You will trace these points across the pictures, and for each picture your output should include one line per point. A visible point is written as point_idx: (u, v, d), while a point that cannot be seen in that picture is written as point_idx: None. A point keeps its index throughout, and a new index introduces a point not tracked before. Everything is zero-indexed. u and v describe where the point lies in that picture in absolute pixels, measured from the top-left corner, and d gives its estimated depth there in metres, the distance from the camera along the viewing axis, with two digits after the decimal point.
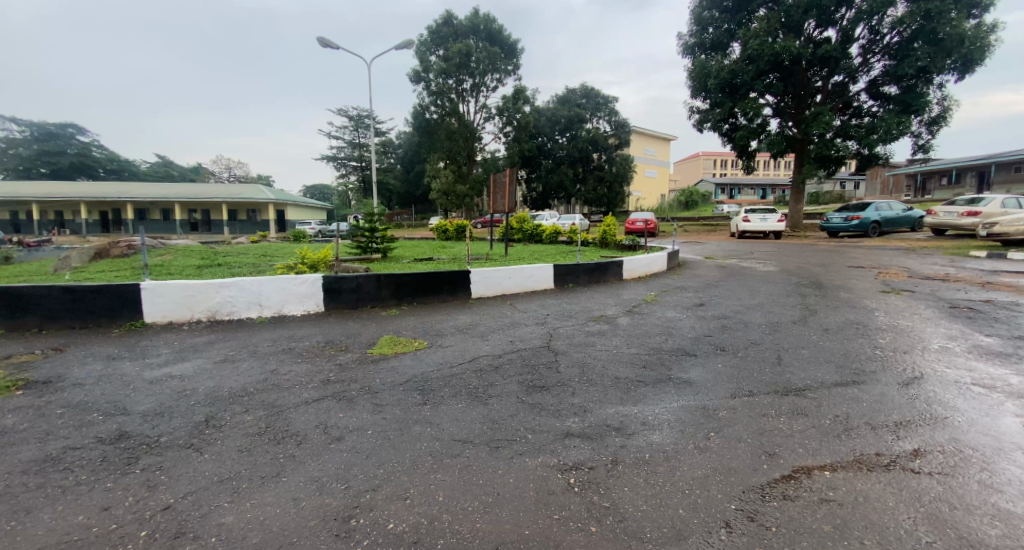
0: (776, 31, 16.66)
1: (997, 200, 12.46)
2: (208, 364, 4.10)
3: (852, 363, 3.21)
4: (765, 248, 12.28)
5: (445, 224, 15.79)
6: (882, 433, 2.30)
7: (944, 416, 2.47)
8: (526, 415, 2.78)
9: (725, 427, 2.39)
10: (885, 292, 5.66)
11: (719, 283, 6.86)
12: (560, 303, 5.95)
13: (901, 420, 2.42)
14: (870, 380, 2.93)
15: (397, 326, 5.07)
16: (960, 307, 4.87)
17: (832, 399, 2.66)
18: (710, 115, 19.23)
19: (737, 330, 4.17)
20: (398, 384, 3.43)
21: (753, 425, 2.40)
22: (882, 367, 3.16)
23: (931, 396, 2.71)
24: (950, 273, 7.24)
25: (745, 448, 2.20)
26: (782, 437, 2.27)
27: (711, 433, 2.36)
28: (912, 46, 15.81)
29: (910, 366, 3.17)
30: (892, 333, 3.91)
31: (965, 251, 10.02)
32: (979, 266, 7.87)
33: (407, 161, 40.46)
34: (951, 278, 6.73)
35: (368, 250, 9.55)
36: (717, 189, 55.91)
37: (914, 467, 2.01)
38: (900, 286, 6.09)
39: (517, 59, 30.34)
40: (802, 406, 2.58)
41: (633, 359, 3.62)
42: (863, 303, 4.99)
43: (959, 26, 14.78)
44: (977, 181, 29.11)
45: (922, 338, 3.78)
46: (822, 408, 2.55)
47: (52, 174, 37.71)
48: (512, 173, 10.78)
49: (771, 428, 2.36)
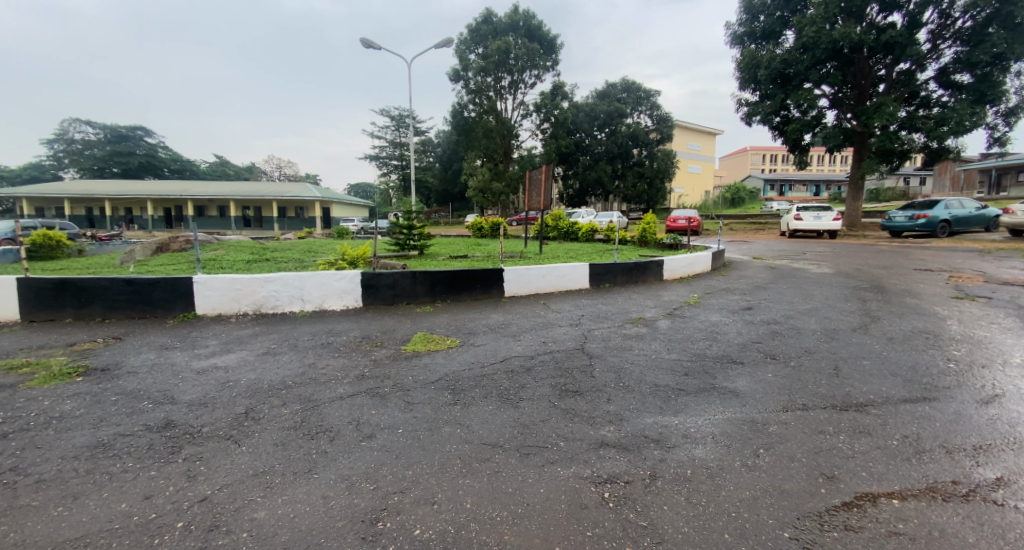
0: (833, 17, 15.70)
1: None
2: (251, 356, 4.23)
3: (921, 378, 2.91)
4: (817, 248, 11.59)
5: (481, 221, 15.82)
6: (958, 457, 2.05)
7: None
8: (560, 421, 2.68)
9: (777, 444, 2.22)
10: (957, 298, 5.17)
11: (766, 285, 6.49)
12: (595, 304, 5.79)
13: (984, 444, 2.15)
14: (943, 398, 2.64)
15: (431, 324, 5.07)
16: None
17: (898, 416, 2.42)
18: (760, 107, 18.36)
19: (787, 338, 3.89)
20: (429, 382, 3.40)
21: (807, 443, 2.22)
22: (956, 383, 2.85)
23: (1014, 416, 2.42)
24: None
25: (800, 468, 2.01)
26: (841, 458, 2.07)
27: (757, 450, 2.19)
28: (986, 31, 14.55)
29: (990, 383, 2.84)
30: (966, 344, 3.55)
31: None
32: None
33: (446, 159, 40.90)
34: None
35: (406, 247, 9.67)
36: (767, 185, 53.24)
37: (1000, 500, 1.77)
38: (975, 292, 5.55)
39: (556, 54, 30.05)
40: (863, 424, 2.36)
41: (673, 365, 3.45)
42: (932, 311, 4.57)
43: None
44: None
45: (1002, 351, 3.41)
46: (886, 427, 2.32)
47: (122, 173, 40.56)
48: (548, 169, 10.60)
49: (829, 447, 2.16)
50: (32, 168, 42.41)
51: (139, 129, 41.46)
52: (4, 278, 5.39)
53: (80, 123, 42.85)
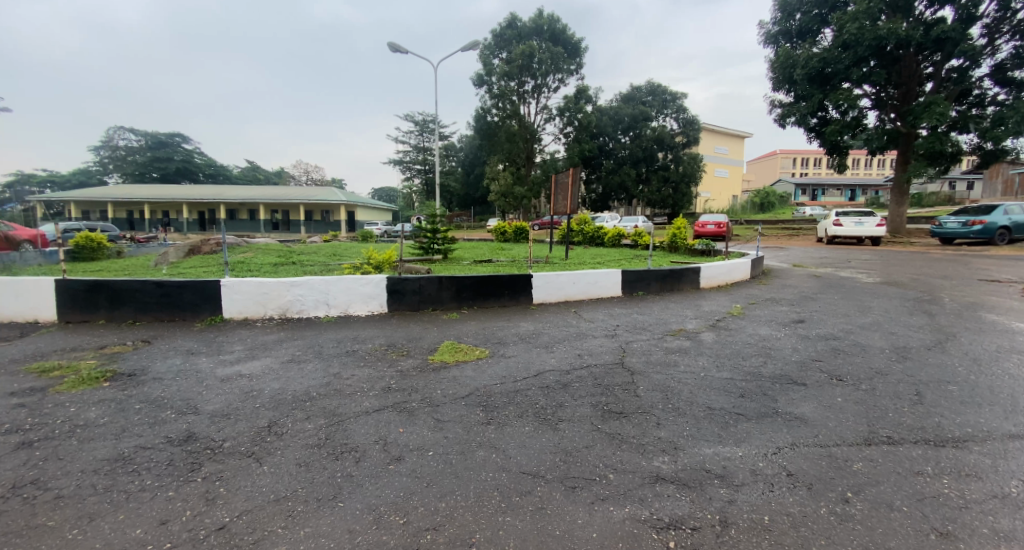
0: (877, 13, 15.01)
1: None
2: (275, 364, 4.07)
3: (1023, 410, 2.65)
4: (860, 256, 10.99)
5: (504, 225, 15.68)
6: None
7: None
8: (606, 448, 2.44)
9: (869, 488, 2.02)
10: None
11: (813, 296, 6.07)
12: (630, 313, 5.49)
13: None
14: None
15: (459, 332, 4.85)
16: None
17: (1011, 455, 2.23)
18: (795, 108, 17.71)
19: (852, 357, 3.59)
20: (460, 398, 3.18)
21: (903, 491, 2.00)
22: None
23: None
24: None
25: (905, 520, 1.82)
26: (954, 509, 1.87)
27: (846, 498, 1.97)
28: None
29: None
30: None
31: None
32: None
33: (469, 163, 40.96)
34: None
35: (430, 251, 9.52)
36: (798, 189, 51.48)
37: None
38: None
39: (581, 58, 29.69)
40: (972, 465, 2.17)
41: (727, 386, 3.16)
42: (1014, 328, 4.15)
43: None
44: None
45: None
46: (994, 479, 2.04)
47: (161, 178, 41.98)
48: (574, 172, 10.31)
49: (936, 494, 1.97)
50: (78, 173, 44.39)
51: (177, 136, 42.94)
52: (42, 280, 5.42)
53: (124, 131, 44.65)
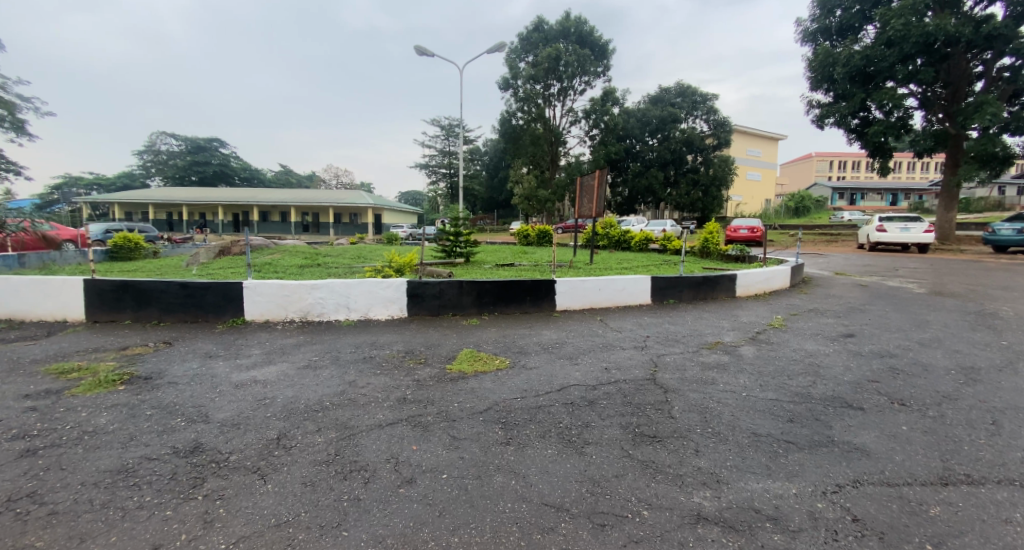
0: (923, 9, 14.20)
1: None
2: (291, 370, 3.90)
3: None
4: (907, 264, 10.36)
5: (527, 229, 15.47)
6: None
7: None
8: (639, 479, 2.21)
9: (950, 542, 1.75)
10: None
11: (860, 307, 5.67)
12: (661, 323, 5.20)
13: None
14: None
15: (479, 339, 4.64)
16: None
17: None
18: (834, 108, 16.93)
19: (913, 379, 3.29)
20: (478, 412, 2.95)
21: (992, 545, 1.73)
22: None
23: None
24: None
25: None
26: None
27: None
28: None
29: None
30: None
31: None
32: None
33: (494, 167, 40.97)
34: None
35: (452, 254, 9.38)
36: (835, 193, 49.50)
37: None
38: None
39: (608, 59, 29.20)
40: None
41: (773, 409, 2.90)
42: None
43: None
44: None
45: None
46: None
47: (199, 182, 43.44)
48: (601, 174, 10.00)
49: None
50: (122, 177, 46.34)
51: (215, 140, 44.36)
52: (73, 280, 5.49)
53: (165, 136, 46.45)
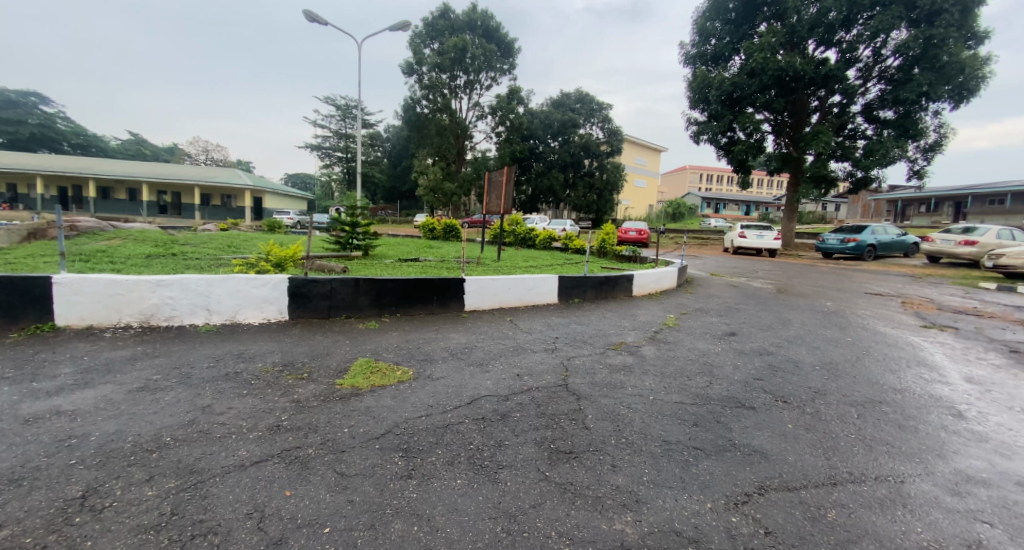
0: (777, 47, 16.28)
1: (992, 231, 12.56)
2: (117, 395, 3.02)
3: (952, 438, 2.70)
4: (764, 266, 11.85)
5: (432, 221, 14.90)
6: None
7: None
8: (559, 507, 2.02)
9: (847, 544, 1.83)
10: (924, 327, 5.37)
11: (737, 306, 6.22)
12: (569, 323, 5.14)
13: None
14: (986, 459, 2.48)
15: (377, 346, 4.14)
16: (1021, 352, 4.47)
17: (958, 491, 2.19)
18: (707, 127, 18.74)
19: (790, 376, 3.57)
20: (373, 439, 2.52)
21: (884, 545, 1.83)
22: (986, 448, 2.61)
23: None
24: (973, 306, 6.91)
25: None
26: None
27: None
28: (911, 71, 15.48)
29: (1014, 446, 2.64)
30: (971, 394, 3.36)
31: (971, 281, 9.89)
32: (996, 300, 7.63)
33: (395, 155, 39.15)
34: (980, 313, 6.40)
35: (348, 246, 8.53)
36: (704, 203, 56.03)
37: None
38: (939, 321, 5.71)
39: (514, 58, 29.29)
40: (938, 506, 2.07)
41: (678, 412, 2.92)
42: (912, 345, 4.54)
43: (958, 54, 14.48)
44: (953, 210, 30.88)
45: (1011, 399, 3.29)
46: (955, 521, 1.98)
47: (9, 145, 35.11)
48: (510, 171, 9.79)
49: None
50: None
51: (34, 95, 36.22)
52: None
53: None
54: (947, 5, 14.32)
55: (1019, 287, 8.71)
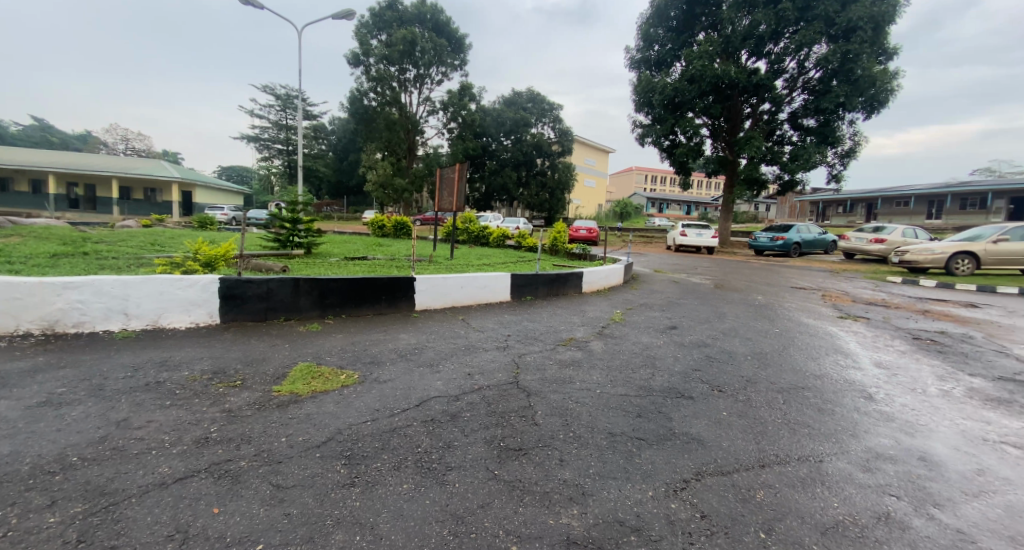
0: (713, 55, 17.11)
1: (899, 229, 13.88)
2: (16, 411, 2.70)
3: (868, 419, 2.92)
4: (704, 263, 12.43)
5: (380, 219, 14.52)
6: (985, 538, 1.89)
7: (990, 490, 2.22)
8: (506, 505, 2.00)
9: (776, 523, 1.94)
10: (842, 317, 5.82)
11: (679, 301, 6.48)
12: (520, 321, 5.14)
13: (982, 513, 2.05)
14: (896, 438, 2.70)
15: (319, 349, 3.96)
16: (923, 338, 4.94)
17: (873, 467, 2.37)
18: (652, 130, 19.43)
19: (725, 366, 3.75)
20: (313, 447, 2.41)
21: (806, 521, 1.95)
22: (896, 426, 2.85)
23: (981, 466, 2.44)
24: (884, 298, 7.58)
25: None
26: (852, 540, 1.86)
27: (760, 541, 1.84)
28: (830, 83, 16.66)
29: (920, 423, 2.90)
30: (884, 378, 3.67)
31: (882, 275, 10.84)
32: (902, 292, 8.40)
33: (341, 149, 37.83)
34: (889, 304, 7.03)
35: (288, 244, 8.13)
36: (651, 203, 58.15)
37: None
38: (854, 312, 6.22)
39: (464, 54, 29.02)
40: (855, 482, 2.23)
41: (624, 405, 2.99)
42: (833, 334, 4.90)
43: (870, 68, 15.73)
44: (865, 211, 33.63)
45: (916, 381, 3.62)
46: (869, 496, 2.14)
47: None
48: (461, 168, 9.69)
49: (835, 524, 1.95)
50: None
51: None
52: None
53: None
54: (860, 23, 15.50)
55: (922, 280, 9.64)
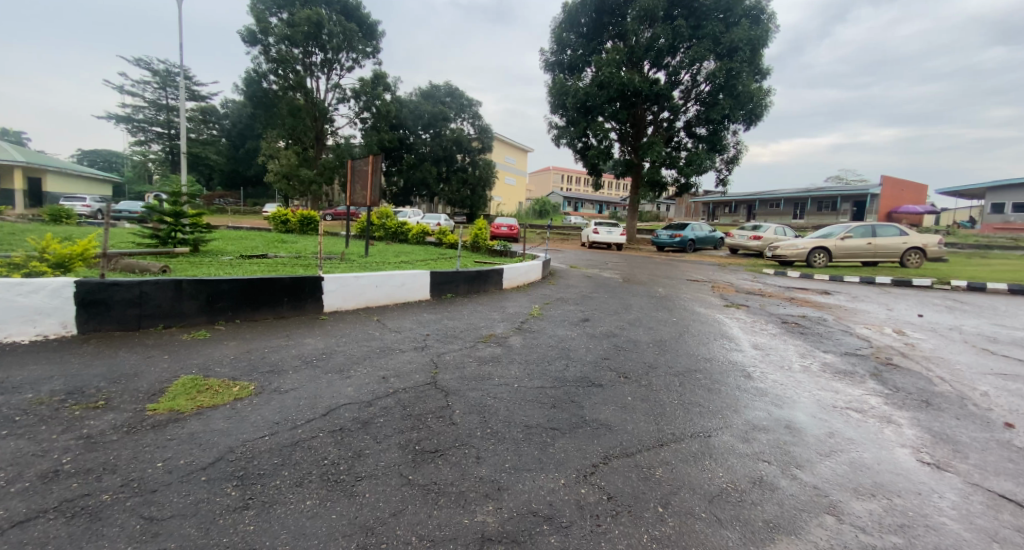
0: (619, 64, 18.03)
1: (772, 228, 15.63)
2: None
3: (753, 396, 3.21)
4: (614, 258, 13.11)
5: (285, 213, 13.50)
6: (836, 492, 2.15)
7: (845, 451, 2.53)
8: (420, 510, 1.91)
9: (673, 497, 2.04)
10: (728, 306, 6.41)
11: (592, 294, 6.74)
12: (439, 320, 5.02)
13: (833, 470, 2.33)
14: (774, 410, 3.00)
15: (208, 359, 3.55)
16: (789, 321, 5.59)
17: (757, 439, 2.61)
18: (566, 132, 20.08)
19: (631, 354, 3.95)
20: (199, 470, 2.14)
21: (698, 493, 2.09)
22: (774, 401, 3.16)
23: (831, 429, 2.78)
24: (764, 288, 8.49)
25: (708, 530, 1.86)
26: (737, 504, 2.02)
27: (659, 515, 1.93)
28: (716, 97, 18.15)
29: (794, 397, 3.25)
30: (766, 359, 4.07)
31: (760, 267, 12.16)
32: (776, 282, 9.47)
33: (237, 135, 34.70)
34: (768, 293, 7.89)
35: (171, 242, 7.24)
36: (568, 201, 60.19)
37: (873, 540, 1.84)
38: (737, 301, 6.89)
39: (377, 42, 27.84)
40: (740, 453, 2.44)
41: (539, 397, 3.01)
42: (723, 322, 5.37)
43: (748, 86, 17.44)
44: (746, 211, 37.55)
45: (789, 360, 4.07)
46: (747, 463, 2.35)
47: None
48: (376, 161, 9.27)
49: (723, 491, 2.11)
50: None
51: None
52: None
53: None
54: (740, 44, 17.09)
55: (790, 271, 10.95)
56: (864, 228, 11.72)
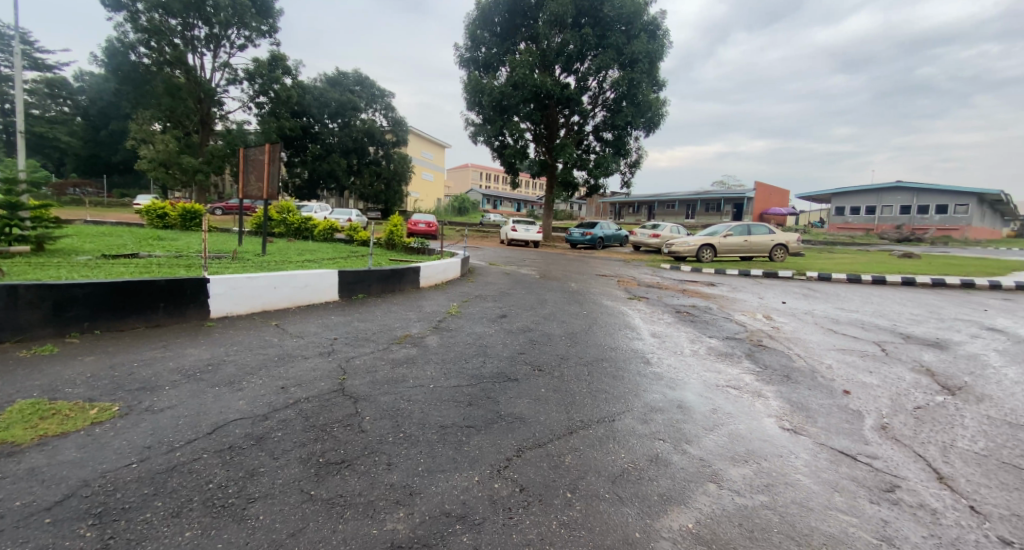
0: (532, 66, 18.39)
1: (668, 227, 16.79)
2: None
3: (653, 381, 3.41)
4: (530, 256, 13.37)
5: (161, 205, 11.94)
6: (718, 461, 2.34)
7: (728, 424, 2.78)
8: (323, 525, 1.77)
9: (580, 482, 2.10)
10: (631, 298, 6.81)
11: (508, 291, 6.79)
12: (349, 322, 4.74)
13: (716, 442, 2.54)
14: (671, 393, 3.21)
15: (59, 379, 3.01)
16: (682, 311, 6.07)
17: (655, 420, 2.77)
18: (483, 130, 20.12)
19: (546, 347, 4.03)
20: (43, 510, 1.79)
21: (602, 475, 2.16)
22: (671, 384, 3.38)
23: (715, 406, 3.04)
24: (663, 281, 9.14)
25: (612, 510, 1.93)
26: (636, 482, 2.12)
27: (567, 501, 1.96)
28: (620, 105, 19.18)
29: (688, 379, 3.51)
30: (665, 346, 4.37)
31: (658, 263, 13.09)
32: (672, 276, 10.24)
33: (100, 115, 30.15)
34: (665, 286, 8.50)
35: (8, 239, 6.07)
36: (484, 199, 60.35)
37: (746, 500, 2.02)
38: (638, 293, 7.35)
39: (274, 20, 25.67)
40: (640, 434, 2.57)
41: (454, 395, 2.95)
42: (627, 313, 5.68)
43: (647, 95, 18.66)
44: (648, 211, 40.36)
45: (683, 346, 4.40)
46: (646, 443, 2.48)
47: None
48: (272, 149, 8.55)
49: (625, 471, 2.20)
50: None
51: None
52: None
53: None
54: (640, 55, 18.24)
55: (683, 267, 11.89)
56: (742, 228, 13.15)
